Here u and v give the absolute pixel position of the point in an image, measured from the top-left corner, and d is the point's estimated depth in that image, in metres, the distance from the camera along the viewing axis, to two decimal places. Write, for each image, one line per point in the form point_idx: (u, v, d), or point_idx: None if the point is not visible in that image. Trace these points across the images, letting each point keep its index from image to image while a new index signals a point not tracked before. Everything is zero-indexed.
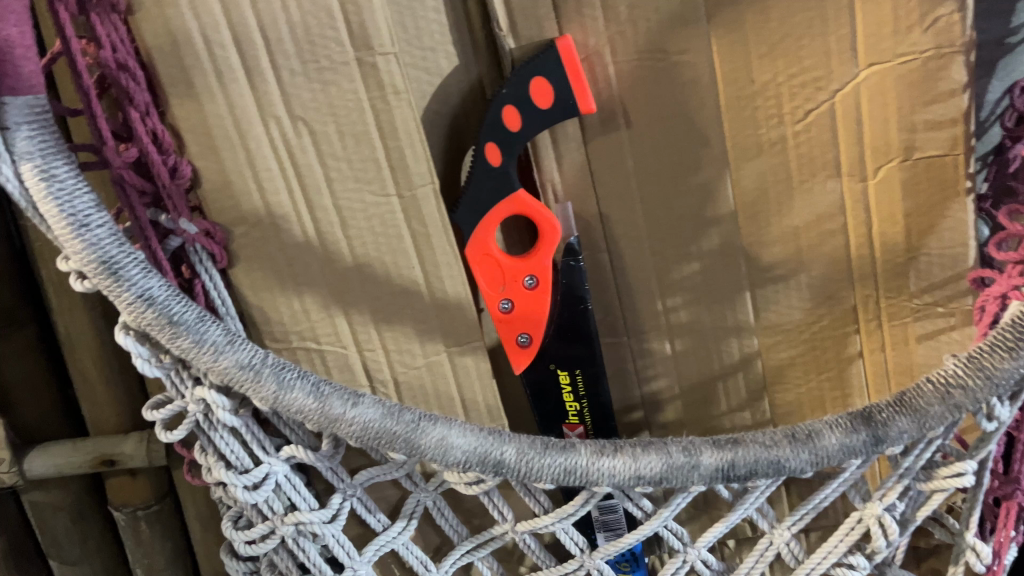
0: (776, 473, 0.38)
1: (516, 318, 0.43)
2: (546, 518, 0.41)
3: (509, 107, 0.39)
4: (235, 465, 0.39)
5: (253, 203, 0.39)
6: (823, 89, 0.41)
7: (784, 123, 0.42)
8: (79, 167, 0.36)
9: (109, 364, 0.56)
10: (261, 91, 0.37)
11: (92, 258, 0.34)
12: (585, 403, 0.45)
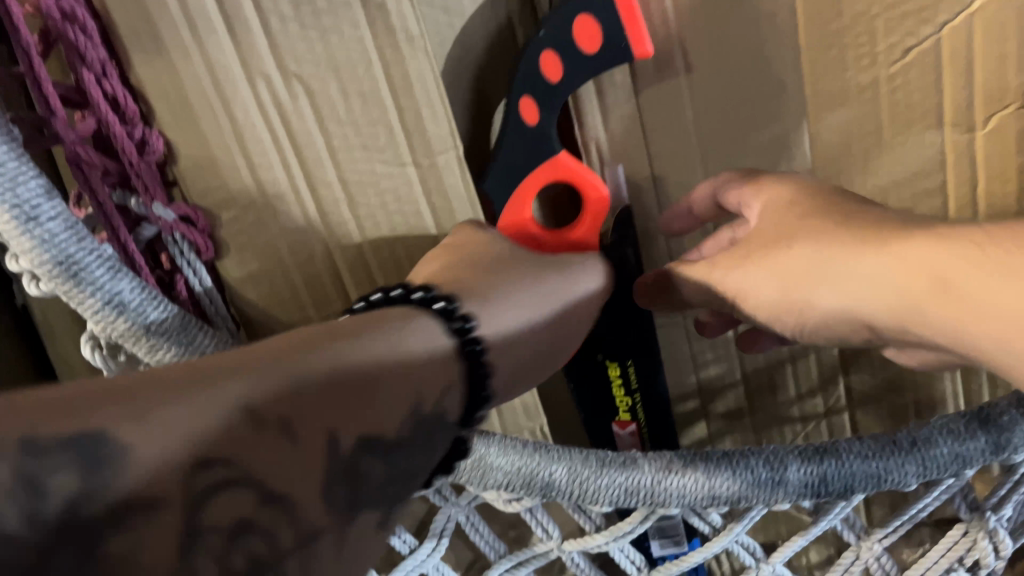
0: (876, 487, 0.32)
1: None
2: (599, 536, 0.35)
3: (547, 53, 0.32)
4: None
5: (243, 182, 0.32)
6: (928, 21, 0.34)
7: (878, 64, 0.35)
8: (25, 142, 0.30)
9: None
10: (245, 43, 0.30)
11: (47, 259, 0.28)
12: (638, 397, 0.39)
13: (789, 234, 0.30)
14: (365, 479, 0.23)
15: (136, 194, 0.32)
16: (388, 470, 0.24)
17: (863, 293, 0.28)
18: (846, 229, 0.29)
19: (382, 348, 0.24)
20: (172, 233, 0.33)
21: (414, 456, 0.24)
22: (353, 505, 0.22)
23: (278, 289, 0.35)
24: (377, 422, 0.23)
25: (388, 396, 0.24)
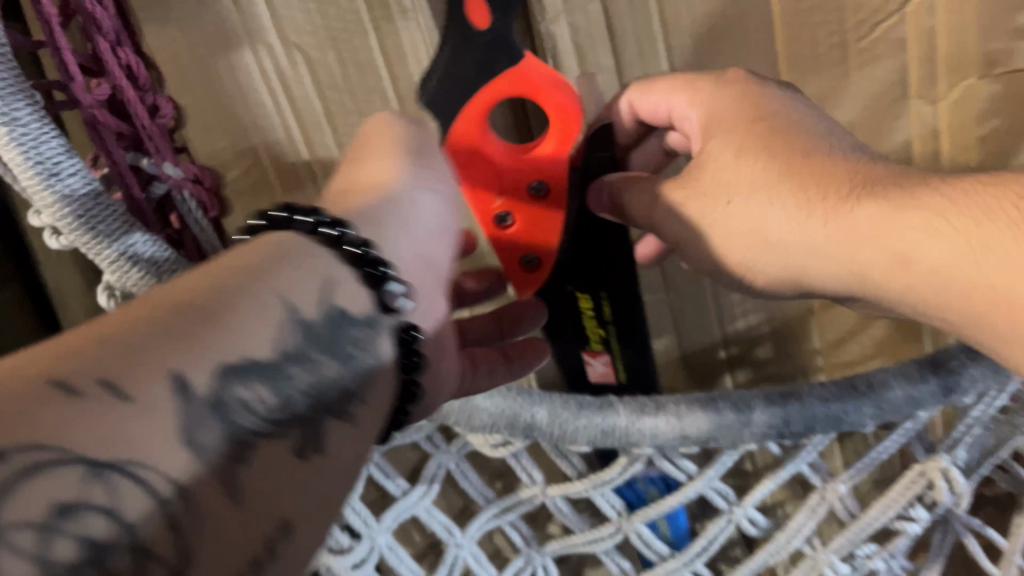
0: (835, 428, 0.35)
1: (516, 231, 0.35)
2: (580, 482, 0.37)
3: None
4: (332, 546, 0.37)
5: (249, 144, 0.36)
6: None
7: (845, 38, 0.37)
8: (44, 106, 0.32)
9: None
10: (250, 13, 0.33)
11: (67, 213, 0.31)
12: (612, 330, 0.38)
13: (728, 185, 0.30)
14: (247, 413, 0.19)
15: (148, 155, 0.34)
16: (281, 397, 0.20)
17: (809, 233, 0.29)
18: (794, 177, 0.29)
19: (247, 265, 0.22)
20: (181, 192, 0.35)
21: (318, 362, 0.21)
22: (239, 448, 0.18)
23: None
24: (244, 339, 0.20)
25: (238, 328, 0.20)
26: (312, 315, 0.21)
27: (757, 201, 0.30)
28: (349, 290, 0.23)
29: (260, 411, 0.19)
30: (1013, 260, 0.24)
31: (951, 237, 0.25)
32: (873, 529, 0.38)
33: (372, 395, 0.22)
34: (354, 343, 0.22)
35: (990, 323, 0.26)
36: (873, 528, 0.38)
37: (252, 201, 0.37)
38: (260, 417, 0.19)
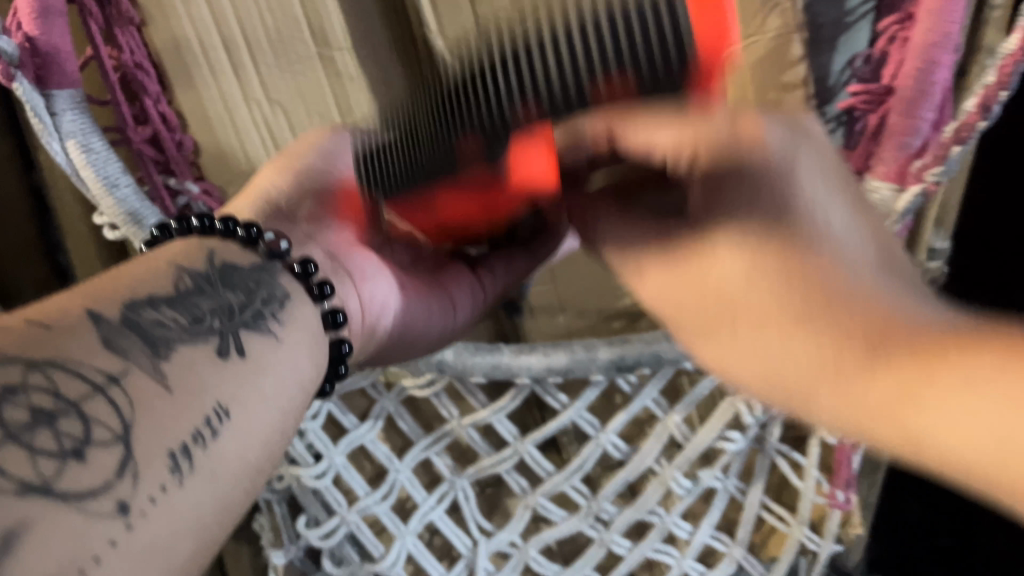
0: (659, 365, 0.49)
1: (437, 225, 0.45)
2: (483, 411, 0.52)
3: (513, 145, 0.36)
4: (303, 462, 0.51)
5: (238, 162, 0.49)
6: None
7: None
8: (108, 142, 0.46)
9: None
10: (244, 80, 0.48)
11: (121, 211, 0.45)
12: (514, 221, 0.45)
13: (731, 286, 0.34)
14: (160, 328, 0.28)
15: (175, 176, 0.48)
16: (191, 317, 0.29)
17: (817, 390, 0.31)
18: (807, 325, 0.31)
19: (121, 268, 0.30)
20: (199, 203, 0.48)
21: (222, 295, 0.31)
22: (157, 344, 0.27)
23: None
24: (148, 281, 0.29)
25: (142, 280, 0.29)
26: (205, 267, 0.32)
27: (756, 327, 0.33)
28: (233, 254, 0.34)
29: (179, 326, 0.28)
30: (978, 409, 0.25)
31: (943, 397, 0.26)
32: (699, 445, 0.53)
33: (288, 315, 0.33)
34: (256, 283, 0.33)
35: (948, 471, 0.26)
36: (699, 444, 0.53)
37: None
38: (180, 331, 0.28)
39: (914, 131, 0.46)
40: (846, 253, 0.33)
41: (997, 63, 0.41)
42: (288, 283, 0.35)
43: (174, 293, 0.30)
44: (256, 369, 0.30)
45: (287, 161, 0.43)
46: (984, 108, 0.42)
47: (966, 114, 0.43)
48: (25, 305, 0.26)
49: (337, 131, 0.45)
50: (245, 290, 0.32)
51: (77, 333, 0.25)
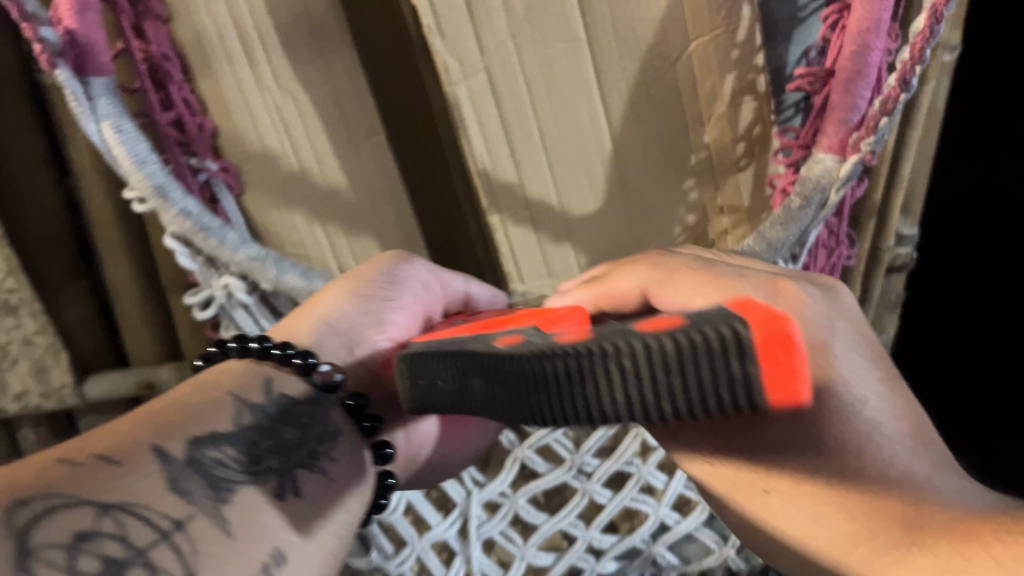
0: None
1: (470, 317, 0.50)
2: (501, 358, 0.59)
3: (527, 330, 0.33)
4: None
5: (254, 145, 0.55)
6: (669, 58, 0.61)
7: (645, 78, 0.62)
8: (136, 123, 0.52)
9: (146, 299, 0.76)
10: (259, 70, 0.53)
11: (149, 184, 0.51)
12: None
13: (774, 487, 0.35)
14: (223, 463, 0.38)
15: (195, 155, 0.54)
16: (247, 449, 0.40)
17: (853, 560, 0.34)
18: (842, 507, 0.34)
19: (196, 403, 0.41)
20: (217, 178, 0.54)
21: (282, 434, 0.42)
22: (218, 482, 0.37)
23: (281, 217, 0.58)
24: (216, 418, 0.40)
25: (209, 413, 0.40)
26: (262, 402, 0.43)
27: (796, 497, 0.35)
28: (286, 382, 0.45)
29: (236, 464, 0.39)
30: None
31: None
32: None
33: (335, 451, 0.44)
34: (310, 417, 0.44)
35: None
36: None
37: (261, 189, 0.56)
38: (237, 469, 0.39)
39: (852, 109, 0.52)
40: (886, 441, 0.35)
41: (912, 39, 0.48)
42: (337, 415, 0.46)
43: (235, 429, 0.40)
44: (309, 505, 0.40)
45: (353, 276, 0.53)
46: (903, 81, 0.49)
47: (889, 87, 0.50)
48: (113, 437, 0.38)
49: (398, 258, 0.55)
50: (298, 426, 0.43)
51: (149, 473, 0.36)
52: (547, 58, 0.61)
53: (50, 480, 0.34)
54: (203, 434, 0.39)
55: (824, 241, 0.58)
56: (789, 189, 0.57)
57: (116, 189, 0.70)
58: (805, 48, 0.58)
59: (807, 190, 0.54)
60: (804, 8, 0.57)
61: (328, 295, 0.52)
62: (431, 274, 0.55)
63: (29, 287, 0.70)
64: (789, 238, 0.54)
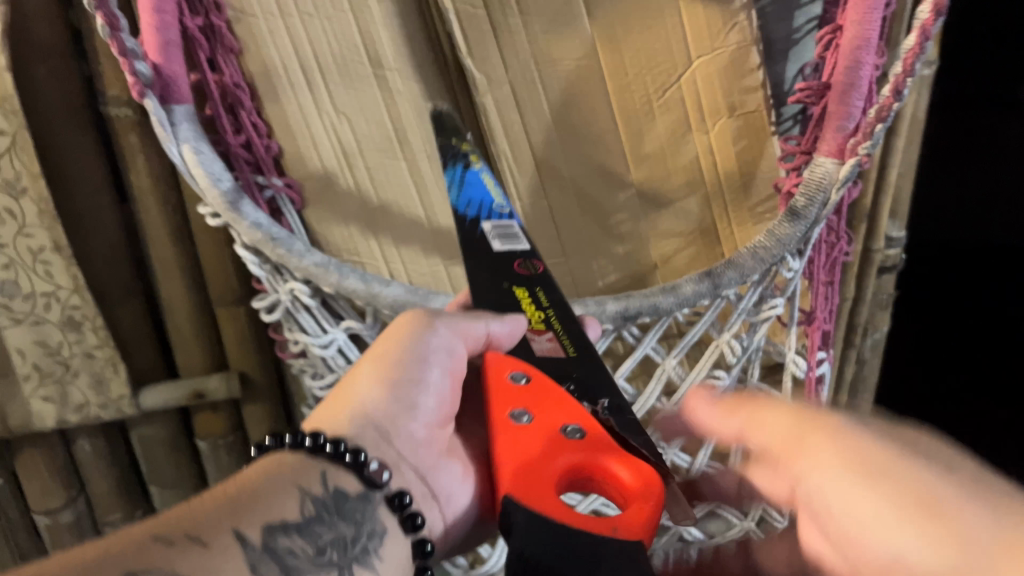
0: (654, 314, 0.61)
1: (530, 392, 0.49)
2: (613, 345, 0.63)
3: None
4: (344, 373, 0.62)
5: (315, 165, 0.61)
6: (675, 71, 0.63)
7: (650, 98, 0.64)
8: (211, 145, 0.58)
9: (198, 314, 0.82)
10: (317, 96, 0.60)
11: (223, 201, 0.56)
12: (549, 312, 0.54)
13: None
14: (288, 551, 0.41)
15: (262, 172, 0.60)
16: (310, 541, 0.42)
17: None
18: None
19: (254, 491, 0.42)
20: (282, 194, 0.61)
21: (339, 528, 0.44)
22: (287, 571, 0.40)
23: (337, 230, 0.63)
24: (283, 508, 0.42)
25: (270, 499, 0.42)
26: (321, 495, 0.44)
27: None
28: (340, 477, 0.46)
29: (306, 554, 0.41)
30: None
31: None
32: (696, 382, 0.64)
33: (382, 548, 0.46)
34: (361, 514, 0.46)
35: None
36: (695, 381, 0.64)
37: (321, 206, 0.62)
38: (306, 558, 0.41)
39: (848, 117, 0.58)
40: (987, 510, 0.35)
41: (903, 55, 0.53)
42: (383, 511, 0.47)
43: (303, 520, 0.42)
44: None
45: (380, 368, 0.52)
46: (896, 92, 0.54)
47: (883, 98, 0.55)
48: (179, 517, 0.40)
49: (422, 328, 0.53)
50: (354, 521, 0.45)
51: (231, 558, 0.39)
52: (563, 79, 0.64)
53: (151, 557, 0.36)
54: (275, 522, 0.41)
55: (826, 237, 0.64)
56: (794, 191, 0.62)
57: (172, 211, 0.76)
58: (801, 66, 0.64)
59: (806, 193, 0.59)
60: (799, 30, 0.63)
61: (357, 382, 0.52)
62: (457, 334, 0.53)
63: (92, 303, 0.75)
64: (796, 235, 0.59)
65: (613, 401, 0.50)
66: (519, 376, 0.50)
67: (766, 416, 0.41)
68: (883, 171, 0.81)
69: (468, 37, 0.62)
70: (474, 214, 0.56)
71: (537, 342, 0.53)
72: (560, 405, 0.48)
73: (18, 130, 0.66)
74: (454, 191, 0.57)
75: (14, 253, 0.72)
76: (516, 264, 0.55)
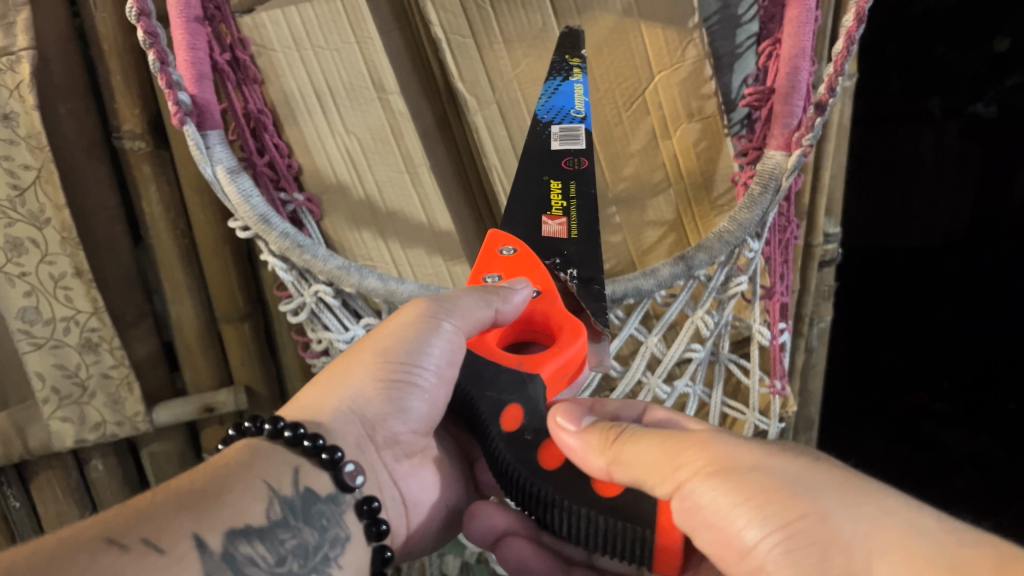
0: (637, 295, 0.68)
1: (510, 261, 0.59)
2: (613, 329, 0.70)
3: (515, 404, 0.50)
4: None
5: (332, 180, 0.70)
6: (640, 84, 0.72)
7: (620, 109, 0.73)
8: (242, 166, 0.66)
9: (206, 333, 0.87)
10: (330, 118, 0.68)
11: (254, 214, 0.62)
12: (571, 204, 0.60)
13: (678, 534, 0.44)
14: (245, 555, 0.41)
15: (284, 189, 0.69)
16: (270, 549, 0.43)
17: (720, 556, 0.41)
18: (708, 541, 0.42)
19: (223, 484, 0.43)
20: (303, 208, 0.70)
21: (304, 535, 0.45)
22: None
23: (353, 237, 0.72)
24: (250, 513, 0.43)
25: (237, 495, 0.43)
26: (290, 496, 0.46)
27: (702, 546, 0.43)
28: (311, 475, 0.48)
29: (265, 562, 0.42)
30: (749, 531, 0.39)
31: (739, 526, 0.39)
32: (676, 356, 0.72)
33: (342, 556, 0.47)
34: (327, 519, 0.47)
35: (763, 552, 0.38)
36: (675, 356, 0.72)
37: (337, 214, 0.71)
38: (264, 568, 0.42)
39: (791, 115, 0.68)
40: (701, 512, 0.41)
41: (834, 58, 0.62)
42: (349, 516, 0.49)
43: (267, 525, 0.43)
44: None
45: (375, 361, 0.55)
46: (830, 89, 0.63)
47: (820, 96, 0.64)
48: (132, 506, 0.40)
49: (422, 319, 0.55)
50: (318, 526, 0.46)
51: (187, 564, 0.39)
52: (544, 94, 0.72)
53: (93, 564, 0.36)
54: (238, 527, 0.42)
55: (779, 221, 0.73)
56: (750, 182, 0.71)
57: (181, 236, 0.82)
58: (744, 77, 0.74)
59: (762, 183, 0.68)
60: (741, 46, 0.73)
61: (347, 373, 0.55)
62: (463, 330, 0.55)
63: (109, 325, 0.80)
64: (755, 218, 0.67)
65: (584, 275, 0.58)
66: (508, 248, 0.59)
67: (629, 452, 0.44)
68: (818, 173, 0.90)
69: (460, 63, 0.71)
70: (549, 119, 0.64)
71: (545, 224, 0.60)
72: (527, 272, 0.58)
73: (43, 163, 0.72)
74: (544, 100, 0.65)
75: (37, 281, 0.76)
76: (563, 162, 0.62)
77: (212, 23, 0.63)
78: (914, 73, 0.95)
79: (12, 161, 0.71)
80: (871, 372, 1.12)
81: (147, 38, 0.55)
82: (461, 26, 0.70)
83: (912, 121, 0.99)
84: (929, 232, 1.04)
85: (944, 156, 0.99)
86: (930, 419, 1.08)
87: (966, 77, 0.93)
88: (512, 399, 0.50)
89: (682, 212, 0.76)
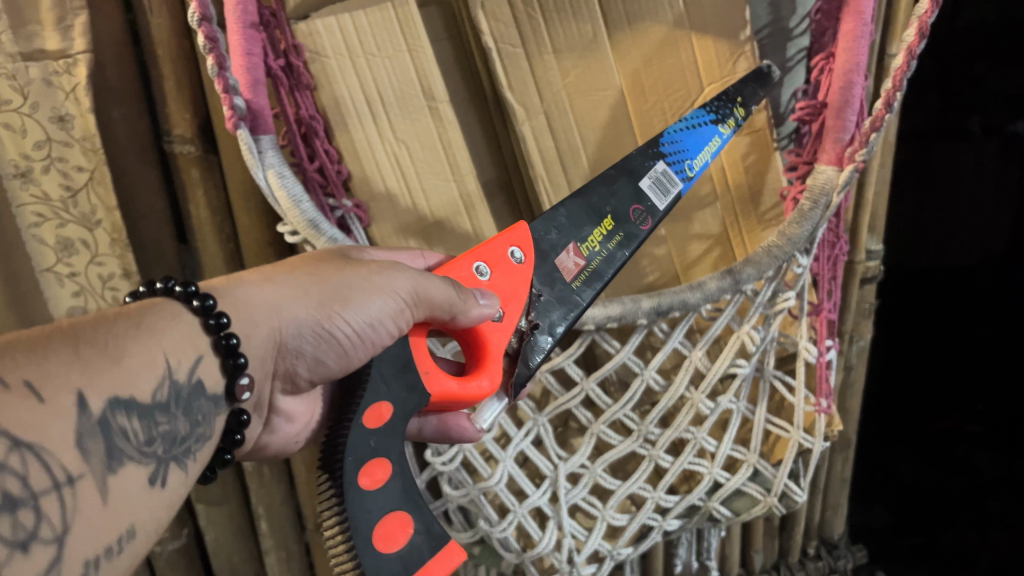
0: (683, 309, 0.67)
1: (510, 266, 0.57)
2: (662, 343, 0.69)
3: (386, 409, 0.48)
4: None
5: (379, 187, 0.70)
6: (689, 98, 0.72)
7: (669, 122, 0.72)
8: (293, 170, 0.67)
9: None
10: (380, 125, 0.68)
11: (304, 220, 0.62)
12: (601, 256, 0.60)
13: None
14: (120, 426, 0.40)
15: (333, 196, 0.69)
16: (144, 426, 0.41)
17: None
18: None
19: (120, 348, 0.41)
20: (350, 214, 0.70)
21: (177, 425, 0.44)
22: (115, 454, 0.40)
23: (399, 244, 0.71)
24: (138, 389, 0.41)
25: (133, 361, 0.41)
26: (181, 382, 0.44)
27: None
28: (208, 369, 0.46)
29: (136, 439, 0.41)
30: None
31: None
32: (720, 374, 0.71)
33: (201, 452, 0.46)
34: (203, 415, 0.46)
35: None
36: (719, 373, 0.71)
37: (384, 221, 0.71)
38: (133, 445, 0.41)
39: (844, 130, 0.67)
40: None
41: (891, 73, 0.62)
42: (220, 421, 0.47)
43: (150, 404, 0.42)
44: (166, 498, 0.43)
45: (328, 287, 0.51)
46: (886, 105, 0.62)
47: (875, 111, 0.63)
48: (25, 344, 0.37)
49: (397, 287, 0.51)
50: (193, 419, 0.45)
51: (67, 422, 0.37)
52: (591, 105, 0.72)
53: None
54: (124, 397, 0.40)
55: (827, 237, 0.73)
56: (799, 197, 0.71)
57: (226, 240, 0.82)
58: (793, 91, 0.74)
59: (813, 198, 0.67)
60: (791, 60, 0.73)
61: (296, 292, 0.50)
62: (418, 301, 0.51)
63: None
64: (805, 232, 0.67)
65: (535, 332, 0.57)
66: (517, 254, 0.57)
67: None
68: (862, 189, 0.89)
69: (509, 71, 0.70)
70: (667, 148, 0.65)
71: (565, 254, 0.59)
72: (514, 294, 0.56)
73: (96, 166, 0.72)
74: (681, 125, 0.67)
75: (86, 281, 0.77)
76: (631, 209, 0.62)
77: (267, 29, 0.64)
78: (951, 89, 0.94)
79: (66, 163, 0.72)
80: (910, 391, 1.11)
81: (206, 43, 0.55)
82: (511, 35, 0.69)
83: (952, 138, 0.97)
84: (966, 251, 1.02)
85: (983, 176, 0.97)
86: (965, 442, 1.06)
87: (1004, 95, 0.91)
88: (382, 396, 0.48)
89: (728, 226, 0.75)
